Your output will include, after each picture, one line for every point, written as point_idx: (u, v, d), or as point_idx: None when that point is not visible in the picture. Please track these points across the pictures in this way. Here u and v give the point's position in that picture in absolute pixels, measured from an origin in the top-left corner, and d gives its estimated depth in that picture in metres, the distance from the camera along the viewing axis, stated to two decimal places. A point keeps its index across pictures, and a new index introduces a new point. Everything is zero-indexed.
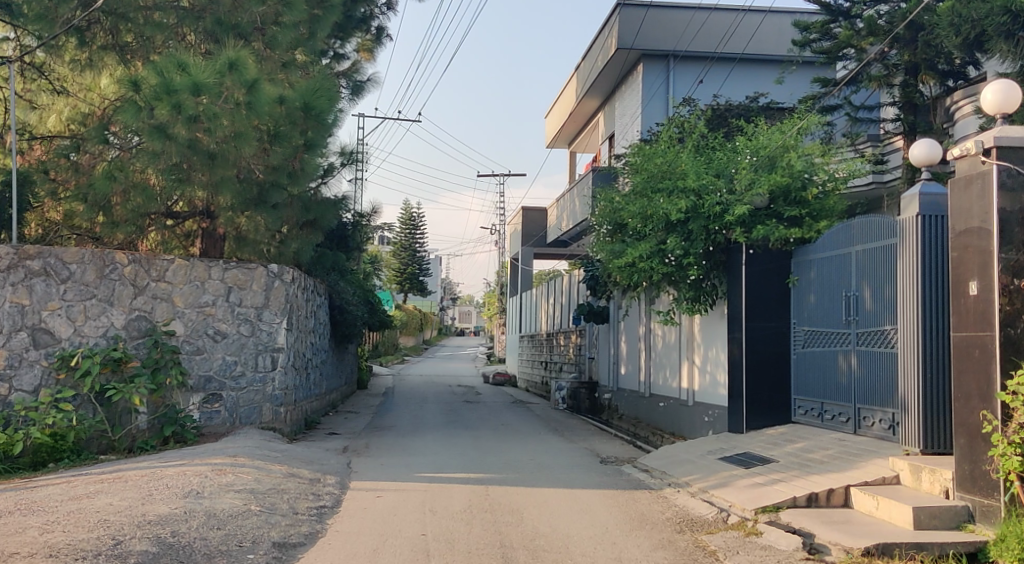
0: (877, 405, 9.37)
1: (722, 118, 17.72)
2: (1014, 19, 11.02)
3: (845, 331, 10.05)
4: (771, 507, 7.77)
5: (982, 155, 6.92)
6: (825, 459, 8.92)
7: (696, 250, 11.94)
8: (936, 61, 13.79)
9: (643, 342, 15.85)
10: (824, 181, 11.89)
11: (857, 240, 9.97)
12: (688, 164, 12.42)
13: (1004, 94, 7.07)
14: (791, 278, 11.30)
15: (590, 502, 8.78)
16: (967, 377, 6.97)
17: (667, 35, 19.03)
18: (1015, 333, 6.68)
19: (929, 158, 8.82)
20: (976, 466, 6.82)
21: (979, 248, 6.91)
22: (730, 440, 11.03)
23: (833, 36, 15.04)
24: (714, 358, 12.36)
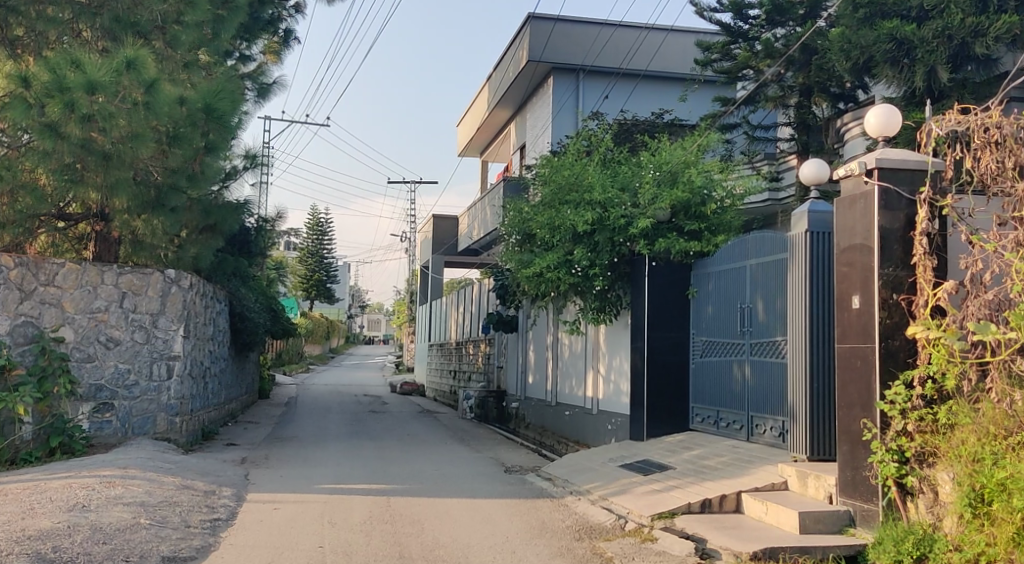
0: (768, 413, 9.69)
1: (628, 133, 18.08)
2: (899, 46, 11.81)
3: (740, 341, 10.39)
4: (667, 513, 7.96)
5: (865, 176, 7.24)
6: (719, 465, 9.19)
7: (601, 261, 12.17)
8: (828, 85, 14.45)
9: (550, 351, 16.03)
10: (722, 197, 12.23)
11: (751, 254, 10.32)
12: (594, 176, 12.57)
13: (885, 117, 7.44)
14: (691, 291, 11.63)
15: (491, 511, 8.82)
16: (849, 387, 7.29)
17: (575, 49, 19.35)
18: (894, 345, 7.01)
19: (818, 176, 9.20)
20: (857, 472, 7.12)
21: (862, 264, 7.24)
22: (631, 447, 11.24)
23: (733, 57, 15.59)
24: (617, 367, 12.59)
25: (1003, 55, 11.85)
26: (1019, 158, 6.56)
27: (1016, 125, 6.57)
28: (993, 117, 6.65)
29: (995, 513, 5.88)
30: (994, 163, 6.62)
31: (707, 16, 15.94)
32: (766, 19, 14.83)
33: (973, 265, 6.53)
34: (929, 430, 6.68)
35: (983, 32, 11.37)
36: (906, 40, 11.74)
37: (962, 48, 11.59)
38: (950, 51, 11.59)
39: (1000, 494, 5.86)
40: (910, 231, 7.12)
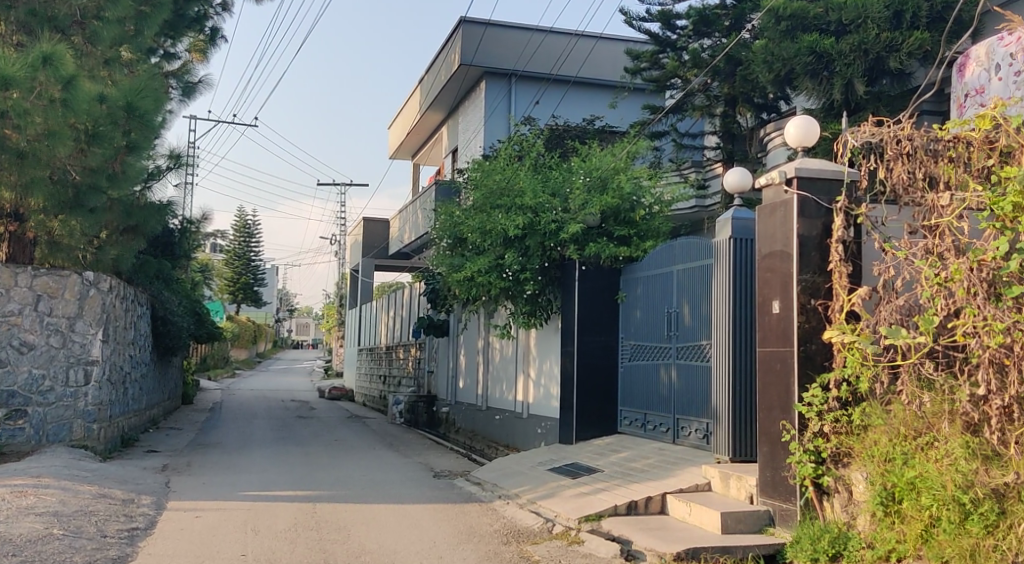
0: (693, 415, 9.86)
1: (559, 138, 18.22)
2: (819, 59, 12.21)
3: (666, 345, 10.56)
4: (594, 515, 8.04)
5: (785, 185, 7.46)
6: (646, 467, 9.32)
7: (532, 266, 12.23)
8: (752, 96, 14.83)
9: (481, 355, 16.04)
10: (651, 204, 12.41)
11: (678, 259, 10.48)
12: (525, 181, 12.65)
13: (804, 128, 7.66)
14: (620, 295, 11.75)
15: (419, 517, 8.78)
16: (770, 389, 7.47)
17: (507, 53, 19.41)
18: (812, 349, 7.21)
19: (742, 185, 9.41)
20: (776, 473, 7.28)
21: (781, 270, 7.44)
22: (560, 450, 11.31)
23: (661, 65, 15.85)
24: (548, 371, 12.68)
25: (915, 70, 12.33)
26: (929, 169, 6.84)
27: (926, 138, 6.84)
28: (905, 130, 6.94)
29: (905, 511, 6.12)
30: (906, 174, 6.90)
31: (635, 25, 16.19)
32: (693, 30, 15.12)
33: (886, 273, 6.82)
34: (844, 431, 6.92)
35: (897, 48, 11.79)
36: (824, 53, 12.11)
37: (877, 61, 12.01)
38: (866, 65, 12.01)
39: (910, 493, 6.11)
40: (827, 239, 7.33)
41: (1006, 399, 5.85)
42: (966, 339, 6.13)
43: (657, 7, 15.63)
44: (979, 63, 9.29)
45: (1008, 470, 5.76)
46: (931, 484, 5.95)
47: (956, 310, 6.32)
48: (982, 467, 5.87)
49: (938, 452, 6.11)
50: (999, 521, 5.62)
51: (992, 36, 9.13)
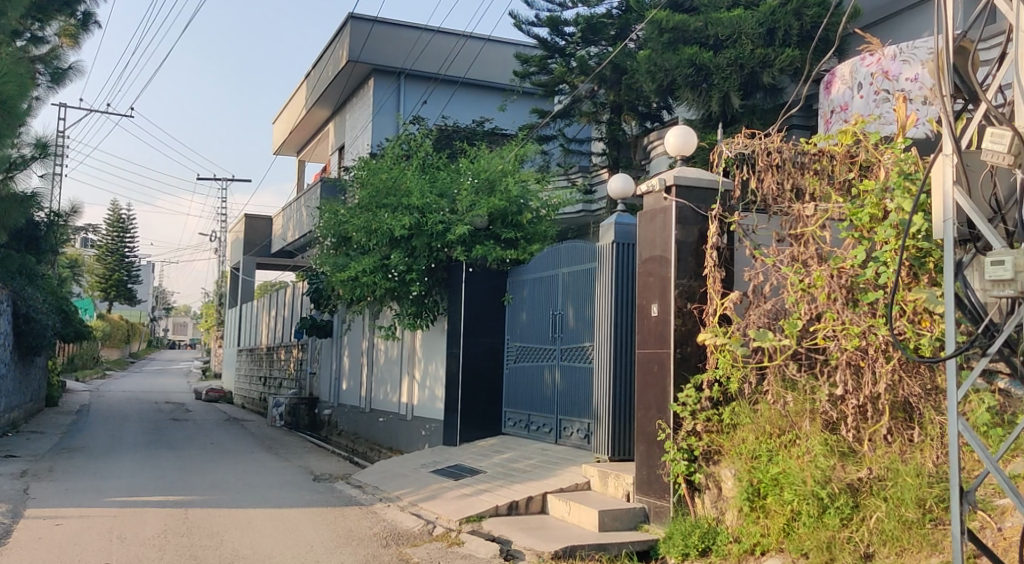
0: (575, 416, 10.02)
1: (448, 139, 18.23)
2: (698, 72, 12.65)
3: (551, 347, 10.70)
4: (474, 516, 8.07)
5: (664, 192, 7.66)
6: (527, 468, 9.41)
7: (418, 266, 12.21)
8: (636, 104, 15.19)
9: (365, 357, 15.85)
10: (538, 207, 12.51)
11: (563, 263, 10.61)
12: (412, 181, 12.59)
13: (682, 138, 7.90)
14: (506, 297, 11.83)
15: (296, 521, 8.62)
16: (648, 390, 7.68)
17: (395, 52, 19.29)
18: (687, 351, 7.43)
19: (624, 191, 9.63)
20: (651, 471, 7.48)
21: (660, 274, 7.65)
22: (443, 452, 11.28)
23: (549, 71, 16.08)
24: (432, 373, 12.65)
25: (786, 86, 12.97)
26: (796, 180, 7.26)
27: (794, 150, 7.25)
28: (775, 142, 7.29)
29: (769, 506, 6.36)
30: (775, 185, 7.28)
31: (524, 29, 16.34)
32: (581, 37, 15.38)
33: (755, 278, 7.12)
34: (715, 430, 7.17)
35: (770, 64, 12.33)
36: (703, 66, 12.55)
37: (752, 76, 12.52)
38: (741, 79, 12.50)
39: (773, 488, 6.36)
40: (703, 244, 7.57)
41: (861, 399, 6.34)
42: (825, 341, 6.57)
43: (546, 13, 15.85)
44: (844, 81, 9.80)
45: (861, 465, 6.21)
46: (793, 479, 6.21)
47: (818, 315, 6.73)
48: (839, 463, 6.25)
49: (800, 449, 6.45)
50: (853, 514, 5.93)
51: (856, 57, 9.67)
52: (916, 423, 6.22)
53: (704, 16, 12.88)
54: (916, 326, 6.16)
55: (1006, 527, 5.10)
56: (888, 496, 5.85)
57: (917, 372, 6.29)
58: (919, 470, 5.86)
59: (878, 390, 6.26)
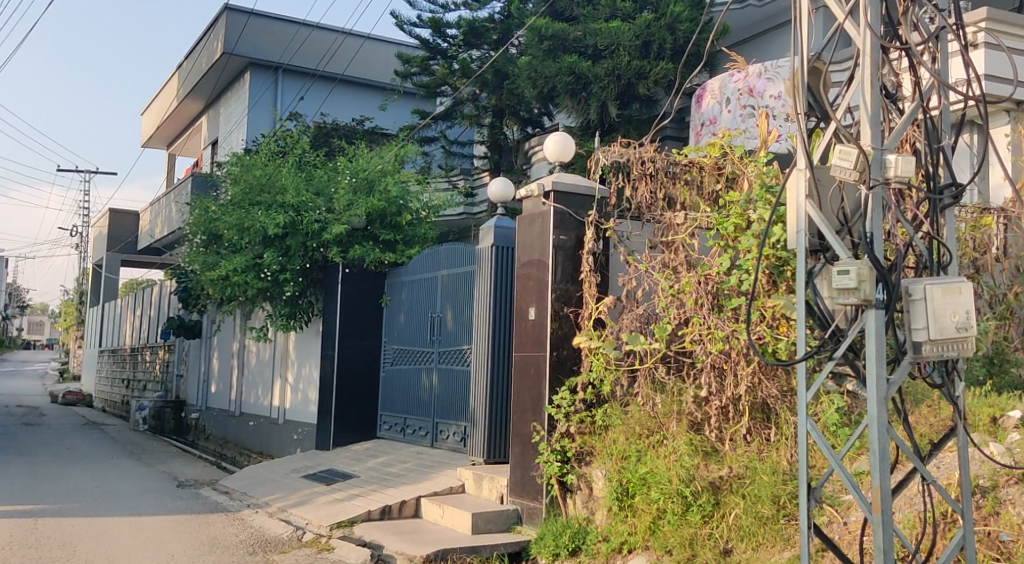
0: (451, 419, 10.03)
1: (326, 137, 17.94)
2: (577, 80, 12.93)
3: (428, 350, 10.66)
4: (346, 521, 7.96)
5: (543, 197, 7.79)
6: (402, 471, 9.35)
7: (292, 266, 11.92)
8: (518, 109, 15.34)
9: (235, 359, 15.39)
10: (418, 208, 12.46)
11: (442, 265, 10.59)
12: (287, 178, 12.37)
13: (560, 144, 8.02)
14: (384, 298, 11.65)
15: (156, 529, 8.28)
16: (525, 392, 7.77)
17: (272, 45, 18.86)
18: (563, 354, 7.56)
19: (504, 195, 9.71)
20: (526, 473, 7.57)
21: (537, 277, 7.76)
22: (315, 456, 11.08)
23: (431, 72, 16.08)
24: (306, 376, 12.39)
25: (661, 98, 13.41)
26: (668, 190, 7.38)
27: (666, 160, 7.37)
28: (648, 151, 7.39)
29: (636, 505, 6.54)
30: (648, 194, 7.38)
31: (406, 29, 16.26)
32: (462, 40, 15.40)
33: (628, 283, 7.31)
34: (587, 431, 7.32)
35: (645, 75, 12.71)
36: (582, 75, 12.84)
37: (628, 87, 12.87)
38: (618, 89, 12.85)
39: (641, 488, 6.53)
40: (580, 249, 7.73)
41: (723, 400, 6.61)
42: (693, 345, 6.83)
43: (428, 14, 15.82)
44: (713, 96, 10.19)
45: (723, 464, 6.47)
46: (659, 478, 6.40)
47: (686, 319, 6.97)
48: (702, 462, 6.49)
49: (667, 449, 6.65)
50: (714, 511, 6.16)
51: (725, 73, 10.06)
52: (773, 422, 6.53)
53: (584, 25, 13.10)
54: (774, 331, 6.47)
55: (851, 521, 5.45)
56: (746, 493, 6.09)
57: (774, 375, 6.57)
58: (774, 468, 6.15)
59: (739, 391, 6.54)
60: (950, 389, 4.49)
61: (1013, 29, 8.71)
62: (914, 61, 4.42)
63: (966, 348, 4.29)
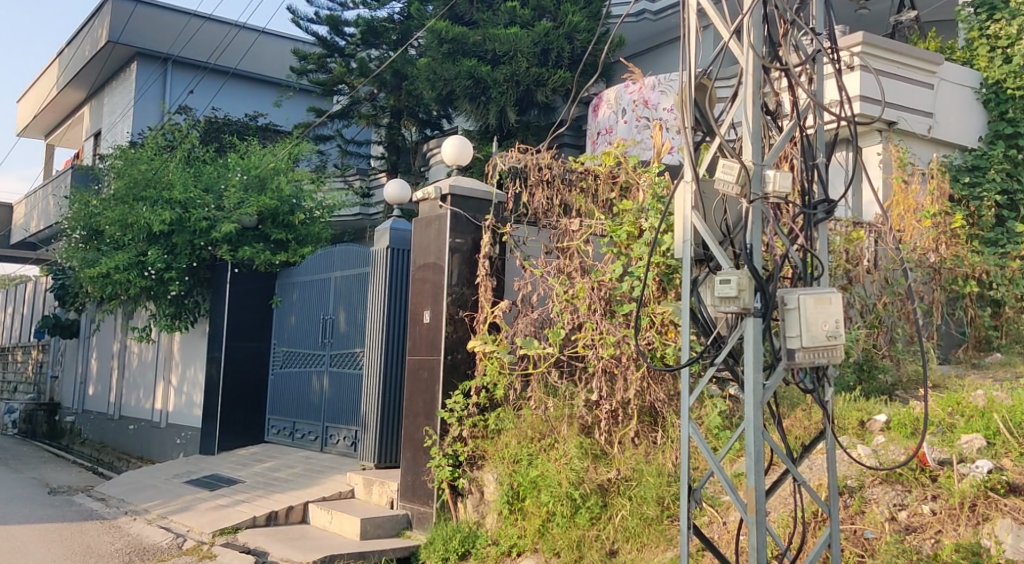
0: (342, 423, 9.89)
1: (217, 132, 17.46)
2: (476, 85, 13.00)
3: (319, 352, 10.49)
4: (229, 528, 7.75)
5: (440, 200, 7.77)
6: (290, 476, 9.17)
7: (178, 265, 11.55)
8: (416, 111, 15.33)
9: (115, 359, 14.78)
10: (311, 208, 12.25)
11: (336, 266, 10.45)
12: (175, 174, 11.96)
13: (459, 148, 8.04)
14: (274, 299, 11.44)
15: (24, 538, 7.88)
16: (418, 396, 7.72)
17: (161, 36, 18.18)
18: (457, 358, 7.57)
19: (401, 196, 9.65)
20: (416, 477, 7.54)
21: (433, 281, 7.75)
22: (199, 461, 10.75)
23: (328, 70, 15.81)
24: (191, 378, 12.01)
25: (558, 105, 13.61)
26: (564, 197, 7.49)
27: (563, 168, 7.49)
28: (545, 158, 7.52)
29: (527, 508, 6.64)
30: (545, 200, 7.51)
31: (303, 25, 16.00)
32: (360, 39, 15.25)
33: (524, 288, 7.37)
34: (479, 435, 7.35)
35: (543, 82, 12.89)
36: (481, 79, 12.93)
37: (527, 93, 13.03)
38: (517, 95, 13.01)
39: (532, 490, 6.63)
40: (476, 253, 7.75)
41: (613, 404, 6.74)
42: (585, 349, 6.92)
43: (325, 11, 15.61)
44: (610, 106, 10.44)
45: (612, 466, 6.62)
46: (549, 481, 6.50)
47: (579, 325, 7.07)
48: (592, 465, 6.61)
49: (557, 452, 6.74)
50: (601, 513, 6.31)
51: (620, 84, 10.29)
52: (660, 426, 6.72)
53: (483, 30, 13.13)
54: (662, 337, 6.66)
55: (730, 521, 5.67)
56: (633, 495, 6.26)
57: (662, 379, 6.74)
58: (660, 470, 6.34)
59: (628, 395, 6.69)
60: (820, 394, 4.71)
61: (885, 53, 9.22)
62: (792, 82, 4.62)
63: (836, 355, 4.50)
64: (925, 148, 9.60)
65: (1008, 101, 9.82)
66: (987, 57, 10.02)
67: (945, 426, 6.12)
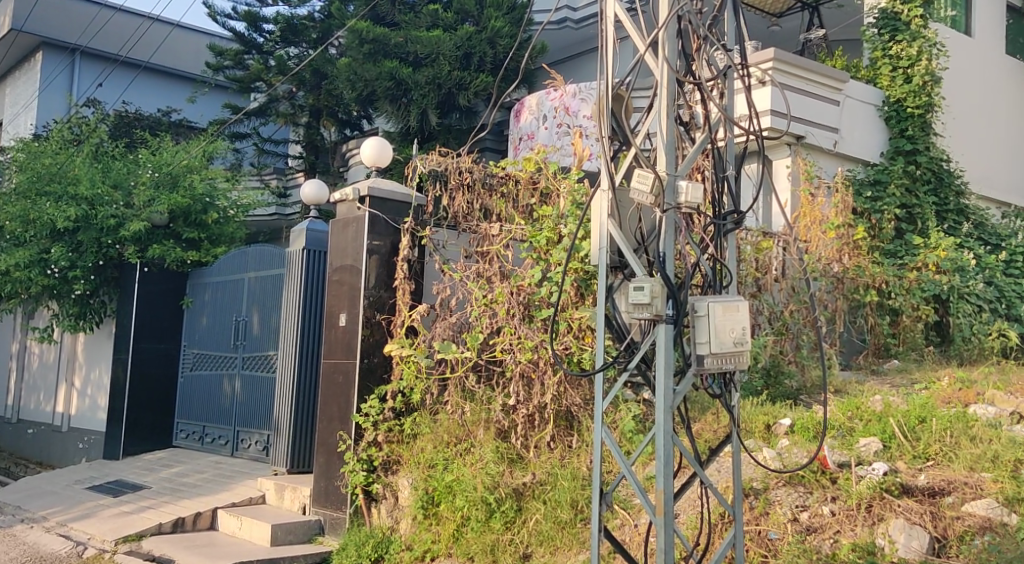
0: (254, 427, 9.70)
1: (127, 126, 16.95)
2: (398, 86, 12.93)
3: (231, 355, 10.26)
4: (133, 535, 7.53)
5: (358, 202, 7.68)
6: (198, 482, 8.95)
7: (84, 264, 11.14)
8: (336, 110, 15.18)
9: (14, 360, 14.17)
10: (226, 207, 11.98)
11: (250, 267, 10.24)
12: (82, 170, 11.54)
13: (379, 149, 7.99)
14: (185, 300, 11.15)
15: None
16: (332, 400, 7.61)
17: (67, 25, 17.62)
18: (373, 362, 7.48)
19: (319, 197, 9.54)
20: (329, 482, 7.44)
21: (349, 284, 7.65)
22: (102, 466, 10.39)
23: (245, 67, 15.48)
24: (95, 381, 11.60)
25: (480, 109, 13.65)
26: (484, 201, 7.56)
27: (484, 172, 7.56)
28: (466, 162, 7.55)
29: (441, 513, 6.63)
30: (465, 204, 7.52)
31: (219, 20, 15.65)
32: (279, 36, 15.01)
33: (442, 292, 7.31)
34: (395, 440, 7.30)
35: (465, 86, 12.92)
36: (402, 81, 12.84)
37: (448, 97, 13.05)
38: (438, 98, 13.00)
39: (447, 495, 6.64)
40: (394, 256, 7.66)
41: (530, 408, 6.80)
42: (503, 354, 6.96)
43: (243, 7, 15.30)
44: (531, 112, 10.54)
45: (527, 470, 6.68)
46: (464, 486, 6.53)
47: (497, 329, 7.11)
48: (508, 469, 6.66)
49: (473, 456, 6.78)
50: (516, 517, 6.38)
51: (542, 90, 10.38)
52: (575, 430, 6.82)
53: (405, 31, 13.04)
54: (580, 342, 6.74)
55: (640, 523, 5.78)
56: (547, 499, 6.36)
57: (579, 384, 6.83)
58: (574, 473, 6.43)
59: (545, 400, 6.76)
60: (727, 399, 4.84)
61: (796, 70, 9.53)
62: (706, 95, 4.75)
63: (742, 361, 4.65)
64: (831, 162, 9.99)
65: (908, 118, 10.27)
66: (889, 76, 10.46)
67: (845, 429, 6.36)
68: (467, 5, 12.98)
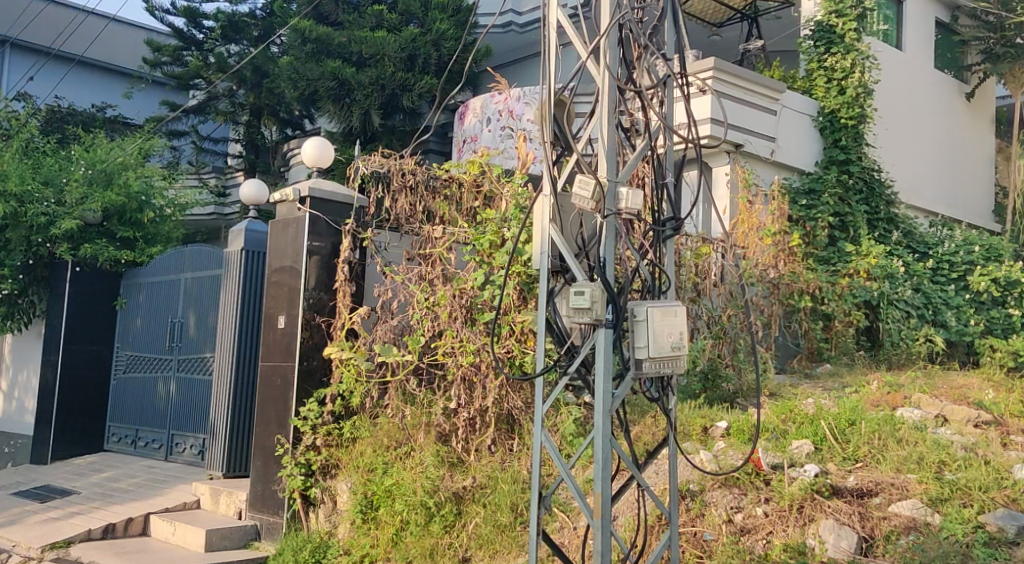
0: (188, 431, 9.52)
1: (60, 122, 16.51)
2: (341, 86, 12.84)
3: (166, 356, 10.05)
4: (61, 542, 7.31)
5: (299, 203, 7.58)
6: (130, 487, 8.75)
7: (12, 262, 10.82)
8: (277, 109, 15.02)
9: None
10: (162, 206, 11.72)
11: (187, 267, 10.05)
12: (10, 163, 10.97)
13: (320, 149, 7.91)
14: (119, 300, 10.92)
15: None
16: (270, 404, 7.51)
17: None
18: (312, 365, 7.40)
19: (258, 197, 9.40)
20: (266, 486, 7.35)
21: (288, 285, 7.56)
22: (29, 471, 10.09)
23: (183, 63, 15.14)
24: (24, 383, 11.32)
25: (423, 111, 13.60)
26: (428, 203, 7.49)
27: (427, 174, 7.47)
28: (409, 164, 7.48)
29: (380, 517, 6.59)
30: (408, 206, 7.47)
31: (158, 15, 15.32)
32: (219, 33, 14.75)
33: (383, 295, 7.25)
34: (334, 444, 7.21)
35: (408, 88, 12.88)
36: (346, 81, 12.74)
37: (392, 98, 12.98)
38: (382, 99, 12.93)
39: (386, 499, 6.60)
40: (335, 258, 7.60)
41: (471, 412, 6.81)
42: (444, 357, 6.94)
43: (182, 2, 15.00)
44: (475, 115, 10.53)
45: (467, 474, 6.70)
46: (404, 490, 6.53)
47: (439, 332, 7.09)
48: (448, 473, 6.68)
49: (414, 461, 6.78)
50: (455, 521, 6.40)
51: (487, 94, 10.37)
52: (516, 433, 6.85)
53: (348, 31, 12.95)
54: (522, 346, 6.77)
55: (579, 526, 5.83)
56: (487, 502, 6.40)
57: (520, 388, 6.86)
58: (514, 477, 6.47)
59: (486, 403, 6.77)
60: (664, 402, 4.91)
61: (733, 79, 9.72)
62: (646, 103, 4.81)
63: (679, 365, 4.71)
64: (768, 170, 10.19)
65: (841, 129, 10.53)
66: (824, 87, 10.73)
67: (779, 432, 6.49)
68: (411, 6, 12.94)
